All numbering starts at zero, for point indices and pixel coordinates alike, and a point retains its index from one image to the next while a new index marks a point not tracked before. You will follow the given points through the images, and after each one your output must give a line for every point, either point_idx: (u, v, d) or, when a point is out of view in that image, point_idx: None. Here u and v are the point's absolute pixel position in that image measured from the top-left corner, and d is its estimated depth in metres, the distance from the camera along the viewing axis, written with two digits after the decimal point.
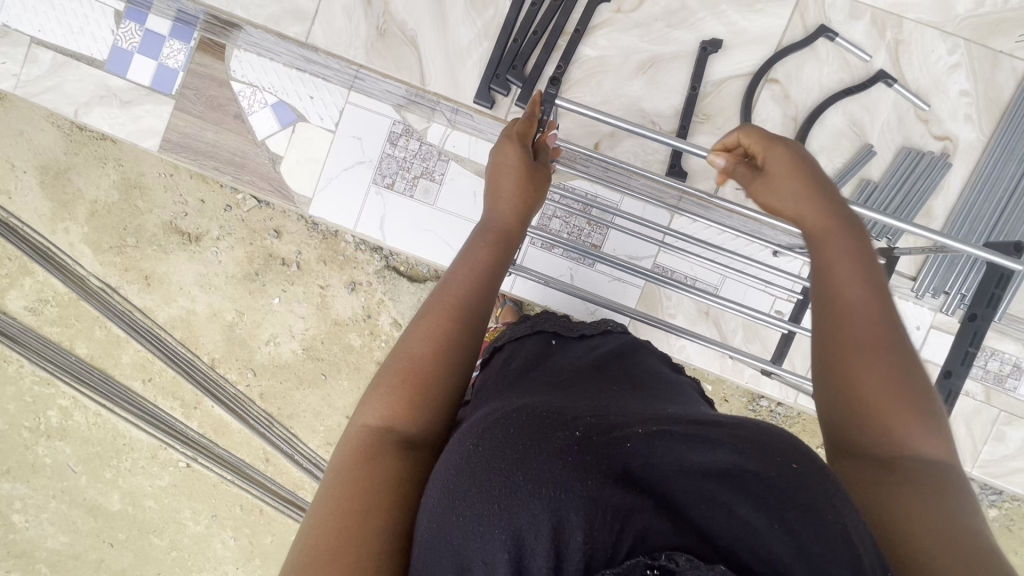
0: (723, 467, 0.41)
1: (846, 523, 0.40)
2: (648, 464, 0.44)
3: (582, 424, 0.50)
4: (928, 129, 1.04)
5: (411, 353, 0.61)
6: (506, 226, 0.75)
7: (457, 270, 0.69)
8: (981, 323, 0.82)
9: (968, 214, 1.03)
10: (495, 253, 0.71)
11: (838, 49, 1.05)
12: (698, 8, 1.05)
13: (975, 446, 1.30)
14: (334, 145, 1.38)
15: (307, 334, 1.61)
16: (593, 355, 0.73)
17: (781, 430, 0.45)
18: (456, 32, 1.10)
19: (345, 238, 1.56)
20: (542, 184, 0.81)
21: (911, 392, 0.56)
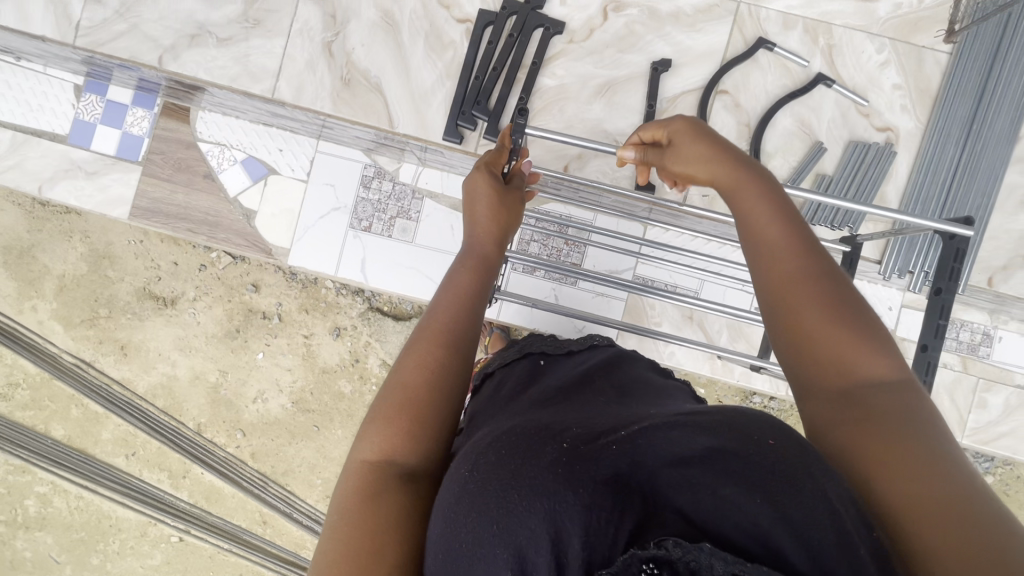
0: (706, 455, 0.44)
1: (827, 494, 0.43)
2: (632, 463, 0.46)
3: (569, 433, 0.51)
4: (871, 122, 1.11)
5: (401, 383, 0.62)
6: (483, 253, 0.78)
7: (437, 299, 0.70)
8: (948, 298, 0.84)
9: (919, 196, 1.09)
10: (478, 278, 0.74)
11: (778, 58, 1.11)
12: (645, 32, 1.11)
13: (961, 416, 1.34)
14: (307, 194, 1.39)
15: (296, 387, 1.58)
16: (579, 370, 0.75)
17: (761, 414, 0.48)
18: (418, 73, 1.12)
19: (325, 285, 1.56)
20: (513, 206, 0.84)
21: (849, 316, 0.57)
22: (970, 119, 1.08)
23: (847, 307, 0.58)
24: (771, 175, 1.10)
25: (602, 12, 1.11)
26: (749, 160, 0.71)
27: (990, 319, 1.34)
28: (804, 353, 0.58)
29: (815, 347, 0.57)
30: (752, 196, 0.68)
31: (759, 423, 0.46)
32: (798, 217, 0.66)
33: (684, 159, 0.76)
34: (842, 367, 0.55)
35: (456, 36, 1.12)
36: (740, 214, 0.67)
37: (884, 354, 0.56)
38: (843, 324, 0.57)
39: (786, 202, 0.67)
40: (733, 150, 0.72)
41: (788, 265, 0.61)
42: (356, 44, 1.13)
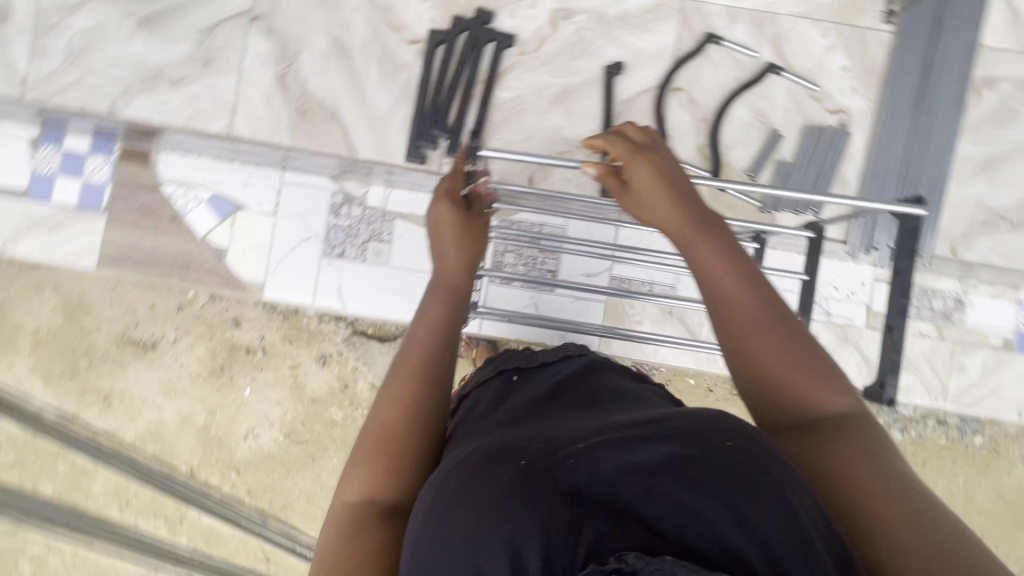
0: (662, 462, 0.50)
1: (783, 488, 0.49)
2: (590, 476, 0.50)
3: (526, 450, 0.54)
4: (823, 106, 1.13)
5: (378, 420, 0.66)
6: (454, 281, 0.80)
7: (413, 336, 0.74)
8: (907, 275, 0.84)
9: (877, 173, 1.11)
10: (450, 308, 0.78)
11: (727, 51, 1.12)
12: (594, 37, 1.12)
13: (942, 382, 1.37)
14: (277, 227, 1.39)
15: (287, 419, 1.56)
16: (551, 383, 0.77)
17: (729, 417, 0.54)
18: (374, 98, 1.12)
19: (306, 314, 1.55)
20: (479, 230, 0.85)
21: (810, 361, 0.69)
22: (918, 94, 1.10)
23: (809, 354, 0.69)
24: (730, 167, 1.12)
25: (551, 21, 1.12)
26: (702, 207, 0.78)
27: (960, 285, 1.37)
28: (773, 393, 0.68)
29: (784, 388, 0.68)
30: (710, 246, 0.75)
31: (718, 427, 0.52)
32: (754, 267, 0.75)
33: (643, 200, 0.80)
34: (809, 404, 0.67)
35: (408, 57, 1.12)
36: (700, 264, 0.75)
37: (840, 390, 0.68)
38: (805, 369, 0.68)
39: (742, 252, 0.75)
40: (687, 197, 0.78)
41: (752, 316, 0.70)
42: (309, 74, 1.12)
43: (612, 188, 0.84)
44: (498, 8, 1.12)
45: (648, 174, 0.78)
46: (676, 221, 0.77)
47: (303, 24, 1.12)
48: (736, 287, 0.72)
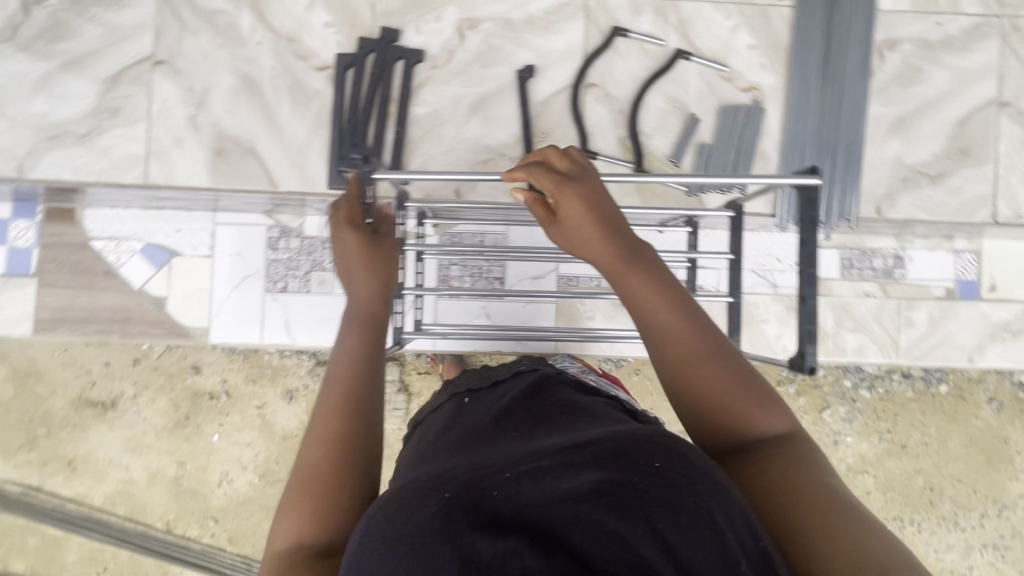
0: (587, 488, 0.51)
1: (707, 506, 0.51)
2: (512, 504, 0.51)
3: (450, 483, 0.55)
4: (735, 85, 1.14)
5: (306, 461, 0.66)
6: (368, 307, 0.80)
7: (331, 367, 0.74)
8: (812, 245, 0.81)
9: (795, 144, 1.13)
10: (366, 336, 0.77)
11: (635, 42, 1.13)
12: (503, 43, 1.12)
13: (894, 338, 1.40)
14: (215, 269, 1.36)
15: (259, 460, 1.53)
16: (499, 405, 0.78)
17: (659, 436, 0.57)
18: (290, 129, 1.11)
19: (266, 351, 1.52)
20: (388, 252, 0.84)
21: (748, 385, 0.72)
22: (824, 63, 1.13)
23: (746, 381, 0.72)
24: (652, 156, 1.13)
25: (457, 32, 1.12)
26: (636, 243, 0.77)
27: (898, 242, 1.40)
28: (715, 416, 0.70)
29: (724, 411, 0.70)
30: (644, 281, 0.74)
31: (643, 446, 0.55)
32: (689, 298, 0.75)
33: (576, 233, 0.77)
34: (748, 425, 0.70)
35: (319, 84, 1.11)
36: (635, 299, 0.75)
37: (776, 411, 0.71)
38: (745, 394, 0.71)
39: (678, 285, 0.76)
40: (618, 232, 0.76)
41: (687, 349, 0.72)
42: (221, 112, 1.11)
43: (540, 219, 0.80)
44: (403, 26, 1.12)
45: (579, 212, 0.75)
46: (610, 258, 0.76)
47: (208, 64, 1.10)
48: (672, 321, 0.73)
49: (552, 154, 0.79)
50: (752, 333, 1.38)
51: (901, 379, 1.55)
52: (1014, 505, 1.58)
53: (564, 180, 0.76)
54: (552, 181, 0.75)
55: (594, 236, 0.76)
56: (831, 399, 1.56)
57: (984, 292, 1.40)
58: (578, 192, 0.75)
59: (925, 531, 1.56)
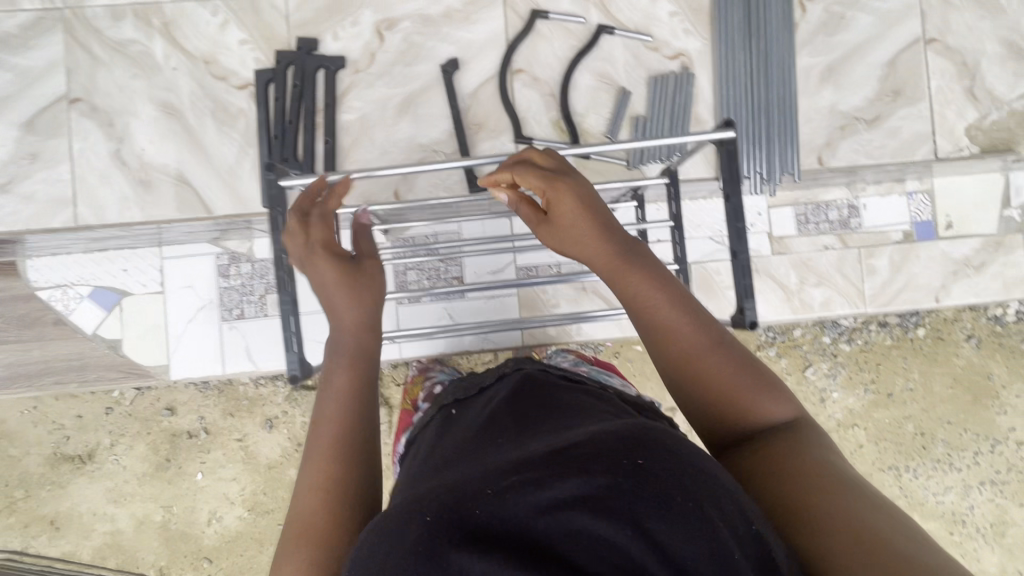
0: (575, 494, 0.48)
1: (698, 501, 0.49)
2: (496, 519, 0.48)
3: (432, 499, 0.52)
4: (662, 54, 1.13)
5: (300, 509, 0.67)
6: (354, 336, 0.80)
7: (320, 407, 0.75)
8: (737, 199, 0.81)
9: (729, 105, 1.13)
10: (356, 370, 0.78)
11: (556, 23, 1.12)
12: (423, 40, 1.11)
13: (859, 287, 1.39)
14: (167, 304, 1.33)
15: (246, 493, 1.50)
16: (485, 413, 0.74)
17: (646, 433, 0.55)
18: (218, 151, 1.09)
19: (240, 382, 1.49)
20: (371, 271, 0.84)
21: (750, 373, 0.72)
22: (746, 21, 1.12)
23: (749, 370, 0.72)
24: (588, 135, 1.12)
25: (376, 34, 1.11)
26: (628, 242, 0.79)
27: (851, 191, 1.39)
28: (719, 405, 0.71)
29: (726, 400, 0.71)
30: (640, 278, 0.76)
31: (628, 445, 0.53)
32: (686, 293, 0.77)
33: (572, 233, 0.79)
34: (751, 413, 0.70)
35: (242, 103, 1.09)
36: (634, 296, 0.76)
37: (779, 397, 0.71)
38: (749, 382, 0.71)
39: (674, 281, 0.78)
40: (612, 231, 0.79)
41: (688, 341, 0.73)
42: (145, 143, 1.09)
43: (528, 219, 0.84)
44: (320, 34, 1.10)
45: (574, 205, 0.78)
46: (607, 256, 0.78)
47: (125, 96, 1.08)
48: (672, 313, 0.74)
49: (535, 155, 0.82)
50: (719, 301, 1.37)
51: (880, 328, 1.53)
52: (1008, 439, 1.53)
53: (555, 177, 0.79)
54: (541, 178, 0.78)
55: (590, 233, 0.78)
56: (813, 356, 1.51)
57: (941, 231, 1.40)
58: (573, 187, 0.78)
59: (923, 478, 1.54)
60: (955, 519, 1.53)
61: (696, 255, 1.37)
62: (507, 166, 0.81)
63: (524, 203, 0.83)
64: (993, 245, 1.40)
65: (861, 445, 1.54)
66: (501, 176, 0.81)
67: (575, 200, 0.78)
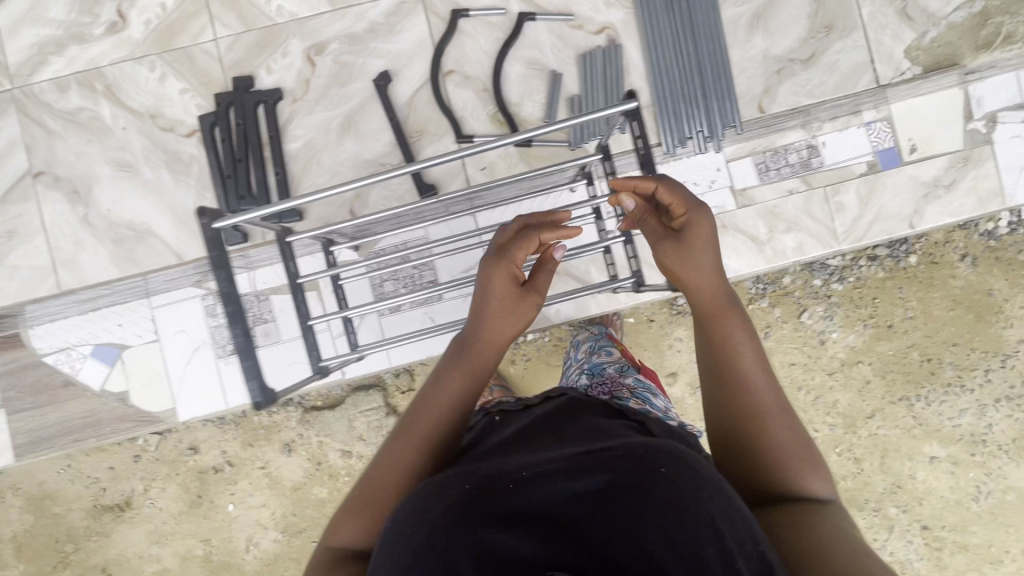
0: (607, 489, 0.55)
1: (712, 514, 0.54)
2: (530, 500, 0.56)
3: (471, 475, 0.59)
4: (587, 30, 1.14)
5: (373, 478, 0.77)
6: (478, 353, 0.86)
7: (425, 398, 0.82)
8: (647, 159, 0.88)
9: (660, 68, 1.13)
10: (465, 382, 0.84)
11: (478, 19, 1.14)
12: (353, 59, 1.14)
13: (830, 228, 1.38)
14: (165, 350, 1.39)
15: (278, 516, 1.57)
16: (526, 424, 0.76)
17: (675, 446, 0.59)
18: (179, 200, 1.14)
19: (252, 412, 1.55)
20: (530, 307, 0.89)
21: (803, 448, 0.72)
22: None
23: (803, 446, 0.72)
24: (526, 123, 1.14)
25: (307, 61, 1.14)
26: (732, 292, 0.81)
27: (808, 131, 1.37)
28: (763, 458, 0.71)
29: (773, 459, 0.71)
30: (733, 320, 0.78)
31: (665, 453, 0.58)
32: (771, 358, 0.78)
33: (692, 260, 0.81)
34: (791, 478, 0.70)
35: (193, 149, 1.14)
36: (722, 333, 0.78)
37: (823, 478, 0.71)
38: (800, 454, 0.71)
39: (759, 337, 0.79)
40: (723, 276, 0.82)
41: (762, 393, 0.74)
42: (111, 204, 1.14)
43: (651, 230, 0.86)
44: (255, 70, 1.14)
45: (705, 239, 0.82)
46: (708, 289, 0.80)
47: (83, 161, 1.14)
48: (754, 366, 0.76)
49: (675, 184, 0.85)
50: None
51: (869, 262, 1.52)
52: (1017, 352, 1.49)
53: (694, 206, 0.83)
54: (690, 201, 0.83)
55: (709, 268, 0.81)
56: (806, 302, 1.50)
57: (905, 155, 1.38)
58: (710, 221, 0.82)
59: (936, 403, 1.52)
60: (975, 440, 1.51)
61: None
62: (660, 180, 0.83)
63: (650, 217, 0.87)
64: (961, 161, 1.38)
65: (867, 381, 1.53)
66: (643, 186, 0.84)
67: (705, 233, 0.82)
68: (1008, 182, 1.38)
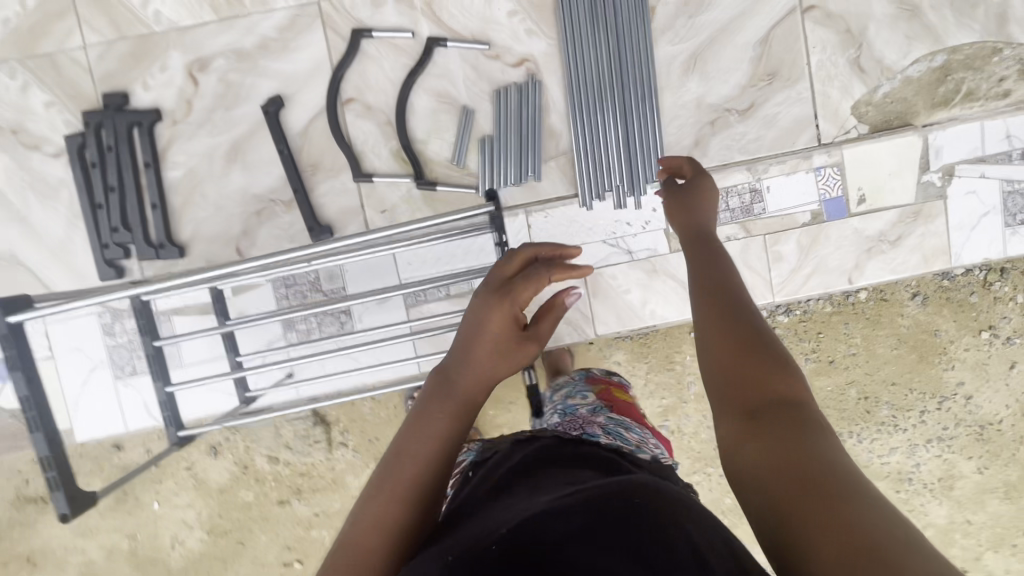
0: (591, 530, 0.52)
1: (695, 545, 0.51)
2: (520, 538, 0.52)
3: (455, 544, 0.55)
4: (504, 62, 1.02)
5: (354, 538, 0.63)
6: (464, 381, 0.74)
7: (404, 443, 0.69)
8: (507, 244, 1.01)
9: (581, 111, 1.03)
10: (454, 417, 0.71)
11: (384, 41, 1.01)
12: (240, 79, 1.01)
13: (765, 279, 1.27)
14: (61, 368, 1.32)
15: (203, 517, 1.54)
16: (512, 455, 0.68)
17: (667, 492, 0.57)
18: (46, 228, 1.05)
19: None
20: (520, 358, 0.77)
21: (774, 356, 0.62)
22: (591, 11, 1.00)
23: (773, 356, 0.62)
24: (432, 163, 1.05)
25: (188, 78, 1.01)
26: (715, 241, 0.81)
27: (752, 172, 1.21)
28: (731, 356, 0.63)
29: (743, 360, 0.62)
30: (707, 250, 0.78)
31: (641, 492, 0.56)
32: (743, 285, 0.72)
33: (690, 213, 0.86)
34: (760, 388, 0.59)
35: (61, 172, 1.03)
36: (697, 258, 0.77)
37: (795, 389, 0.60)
38: (769, 360, 0.61)
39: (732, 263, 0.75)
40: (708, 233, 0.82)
41: (731, 298, 0.69)
42: None
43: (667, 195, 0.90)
44: (129, 85, 1.01)
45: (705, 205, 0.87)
46: (689, 238, 0.81)
47: None
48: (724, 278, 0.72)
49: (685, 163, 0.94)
50: (615, 305, 1.18)
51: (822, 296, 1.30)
52: (955, 395, 1.33)
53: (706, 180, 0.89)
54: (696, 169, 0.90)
55: (707, 223, 0.84)
56: None
57: (853, 207, 1.23)
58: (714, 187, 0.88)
59: (867, 440, 1.39)
60: (899, 479, 1.40)
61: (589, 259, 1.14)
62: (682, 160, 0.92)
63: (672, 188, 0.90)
64: (910, 216, 1.23)
65: None
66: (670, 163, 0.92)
67: (707, 198, 0.87)
68: (956, 241, 1.24)
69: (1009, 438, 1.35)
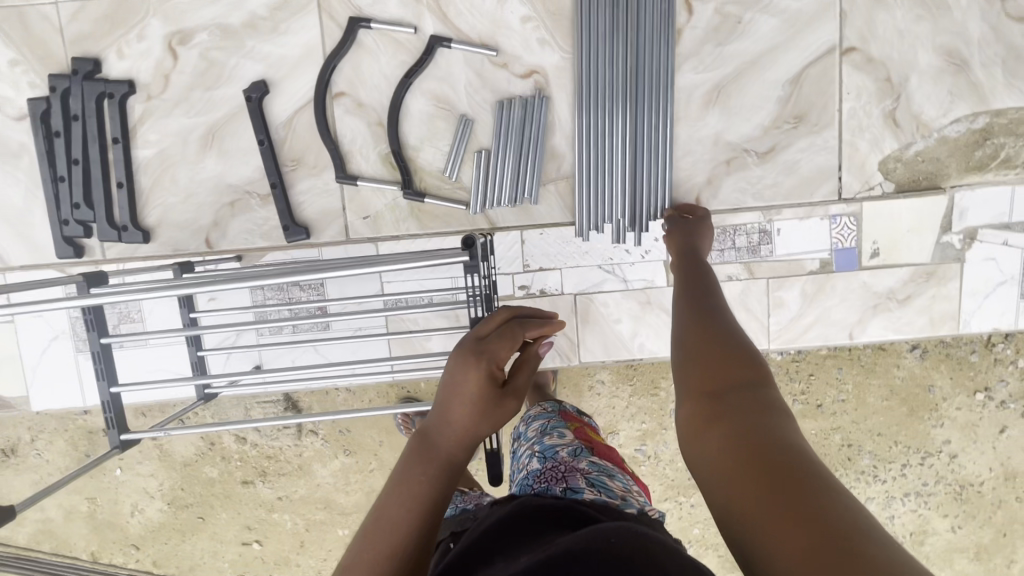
0: None
1: None
2: None
3: None
4: (511, 71, 0.96)
5: None
6: (447, 441, 0.69)
7: (384, 506, 0.64)
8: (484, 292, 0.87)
9: (589, 135, 0.96)
10: (433, 476, 0.66)
11: (382, 34, 0.95)
12: (225, 58, 0.95)
13: (763, 324, 1.18)
14: (19, 333, 1.26)
15: (166, 488, 1.49)
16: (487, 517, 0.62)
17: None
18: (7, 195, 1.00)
19: None
20: (503, 415, 0.72)
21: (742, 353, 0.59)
22: (613, 30, 0.93)
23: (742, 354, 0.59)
24: (422, 171, 0.99)
25: (168, 51, 0.95)
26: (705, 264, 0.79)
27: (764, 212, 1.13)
28: (696, 348, 0.61)
29: (710, 353, 0.59)
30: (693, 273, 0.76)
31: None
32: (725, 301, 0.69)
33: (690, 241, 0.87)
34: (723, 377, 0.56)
35: (24, 137, 0.98)
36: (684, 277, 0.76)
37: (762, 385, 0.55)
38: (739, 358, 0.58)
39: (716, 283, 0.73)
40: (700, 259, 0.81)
41: (708, 308, 0.67)
42: None
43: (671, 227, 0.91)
44: (103, 53, 0.95)
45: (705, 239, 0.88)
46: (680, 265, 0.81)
47: None
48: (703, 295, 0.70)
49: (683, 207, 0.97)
50: (602, 335, 1.09)
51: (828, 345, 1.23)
52: (939, 452, 1.28)
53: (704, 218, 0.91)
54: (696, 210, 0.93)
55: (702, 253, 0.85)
56: None
57: (865, 259, 1.14)
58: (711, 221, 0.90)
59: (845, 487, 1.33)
60: None
61: (576, 285, 1.05)
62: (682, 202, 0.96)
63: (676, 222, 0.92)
64: (923, 276, 1.14)
65: None
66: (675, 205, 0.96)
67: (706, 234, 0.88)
68: (967, 307, 1.15)
69: (989, 501, 1.30)
